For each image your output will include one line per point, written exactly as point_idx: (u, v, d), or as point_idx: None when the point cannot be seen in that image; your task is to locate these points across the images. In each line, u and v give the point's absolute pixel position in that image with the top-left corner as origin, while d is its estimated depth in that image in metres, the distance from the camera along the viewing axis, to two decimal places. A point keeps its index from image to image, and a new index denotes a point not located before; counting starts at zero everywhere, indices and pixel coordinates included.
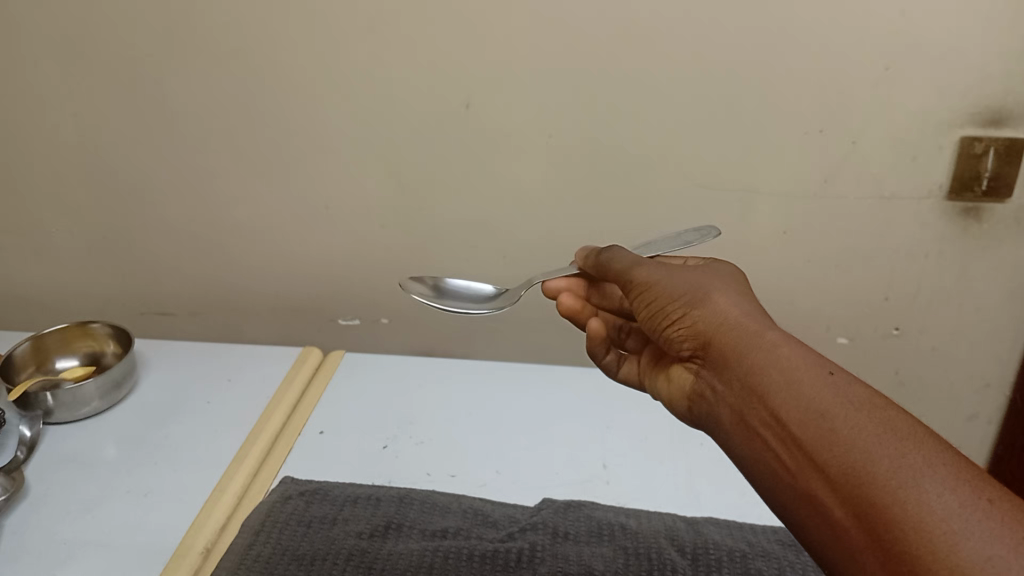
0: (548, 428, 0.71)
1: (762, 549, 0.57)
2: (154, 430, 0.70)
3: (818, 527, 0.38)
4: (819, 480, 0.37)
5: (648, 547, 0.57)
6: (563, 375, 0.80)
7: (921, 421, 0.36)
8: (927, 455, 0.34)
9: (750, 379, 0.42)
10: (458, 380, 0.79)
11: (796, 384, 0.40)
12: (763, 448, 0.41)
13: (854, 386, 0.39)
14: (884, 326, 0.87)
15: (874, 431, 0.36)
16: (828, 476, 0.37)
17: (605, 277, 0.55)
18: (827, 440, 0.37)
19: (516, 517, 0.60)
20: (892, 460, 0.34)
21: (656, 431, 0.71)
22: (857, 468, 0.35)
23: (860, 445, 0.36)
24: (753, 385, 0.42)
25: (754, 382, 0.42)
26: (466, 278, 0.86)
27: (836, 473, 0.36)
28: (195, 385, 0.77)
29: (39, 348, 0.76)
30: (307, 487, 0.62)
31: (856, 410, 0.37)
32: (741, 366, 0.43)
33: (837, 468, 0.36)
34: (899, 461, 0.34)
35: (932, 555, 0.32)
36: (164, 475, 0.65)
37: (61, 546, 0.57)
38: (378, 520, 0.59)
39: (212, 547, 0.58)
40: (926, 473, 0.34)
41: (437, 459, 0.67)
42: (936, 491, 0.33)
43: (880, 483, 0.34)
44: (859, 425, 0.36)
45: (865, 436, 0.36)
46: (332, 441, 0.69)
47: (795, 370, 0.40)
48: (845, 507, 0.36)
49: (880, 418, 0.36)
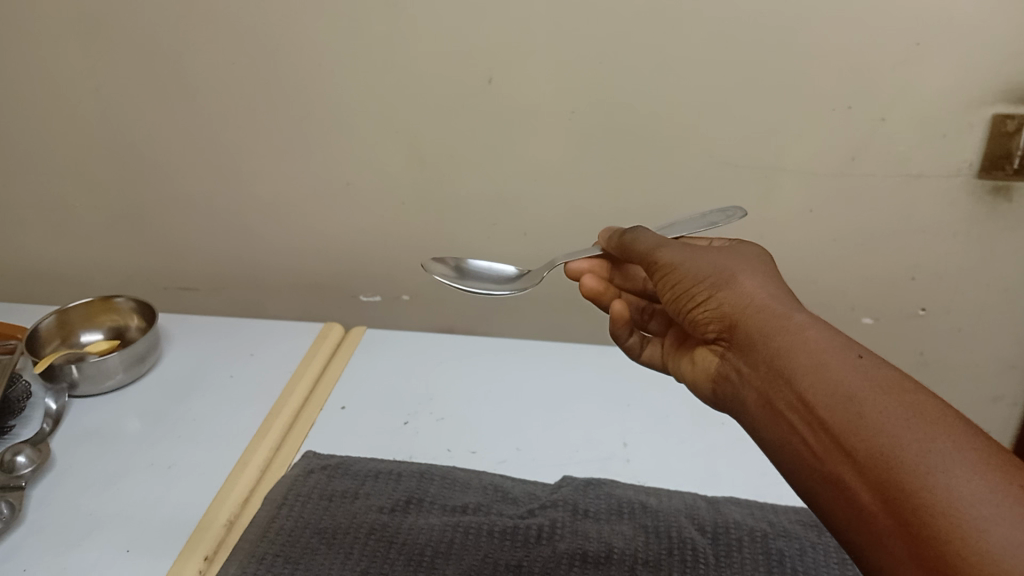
0: (568, 406, 0.71)
1: (783, 529, 0.57)
2: (177, 404, 0.71)
3: (845, 511, 0.37)
4: (846, 465, 0.37)
5: (668, 526, 0.57)
6: (582, 353, 0.80)
7: (951, 405, 0.35)
8: (957, 439, 0.34)
9: (777, 363, 0.41)
10: (478, 357, 0.79)
11: (824, 368, 0.39)
12: (789, 432, 0.41)
13: (882, 369, 0.38)
14: (908, 306, 0.85)
15: (903, 416, 0.35)
16: (855, 460, 0.36)
17: (628, 258, 0.55)
18: (854, 424, 0.36)
19: (536, 494, 0.60)
20: (921, 444, 0.34)
21: (676, 410, 0.71)
22: (885, 452, 0.35)
23: (889, 430, 0.35)
24: (779, 368, 0.41)
25: (780, 365, 0.41)
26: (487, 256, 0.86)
27: (864, 458, 0.35)
28: (217, 359, 0.78)
29: (64, 322, 0.76)
30: (329, 462, 0.63)
31: (885, 394, 0.36)
32: (768, 349, 0.42)
33: (865, 453, 0.35)
34: (928, 446, 0.34)
35: (962, 541, 0.31)
36: (187, 449, 0.65)
37: (86, 518, 0.58)
38: (400, 495, 0.59)
39: (234, 520, 0.58)
40: (957, 458, 0.33)
41: (456, 436, 0.67)
42: (966, 477, 0.32)
43: (908, 468, 0.34)
44: (888, 410, 0.36)
45: (893, 421, 0.35)
46: (353, 417, 0.69)
47: (822, 354, 0.40)
48: (873, 492, 0.35)
49: (909, 402, 0.36)
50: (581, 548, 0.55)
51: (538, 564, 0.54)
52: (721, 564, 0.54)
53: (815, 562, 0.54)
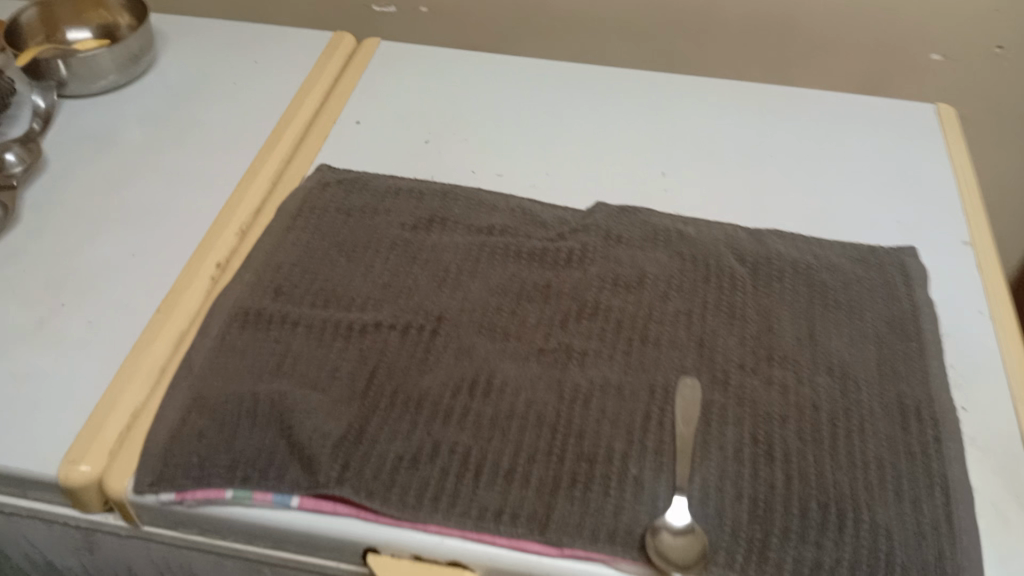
0: (605, 132, 0.66)
1: (828, 262, 0.54)
2: (178, 107, 0.65)
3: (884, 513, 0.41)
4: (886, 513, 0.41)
5: (707, 255, 0.54)
6: (623, 74, 0.72)
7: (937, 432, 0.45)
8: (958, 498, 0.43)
9: (835, 440, 0.45)
10: (508, 74, 0.71)
11: (867, 442, 0.45)
12: (825, 456, 0.44)
13: (896, 427, 0.45)
14: (985, 41, 0.78)
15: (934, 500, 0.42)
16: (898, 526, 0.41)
17: (660, 312, 0.51)
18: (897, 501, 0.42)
19: (566, 219, 0.57)
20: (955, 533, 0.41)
21: (722, 142, 0.65)
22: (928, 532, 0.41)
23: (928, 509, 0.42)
24: (837, 444, 0.44)
25: (838, 437, 0.45)
26: (500, 57, 0.73)
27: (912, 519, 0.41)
28: (218, 59, 0.70)
29: (48, 15, 0.68)
30: (346, 176, 0.58)
31: (904, 459, 0.44)
32: (822, 428, 0.45)
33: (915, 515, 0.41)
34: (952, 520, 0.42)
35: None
36: (191, 154, 0.60)
37: (87, 222, 0.55)
38: (422, 213, 0.56)
39: (246, 231, 0.55)
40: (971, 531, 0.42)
41: (483, 155, 0.62)
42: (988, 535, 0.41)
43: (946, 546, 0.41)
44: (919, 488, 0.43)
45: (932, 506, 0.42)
46: (369, 132, 0.63)
47: (876, 444, 0.45)
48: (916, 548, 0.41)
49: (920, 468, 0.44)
50: (612, 273, 0.53)
51: (568, 286, 0.52)
52: (759, 294, 0.52)
53: (860, 295, 0.53)
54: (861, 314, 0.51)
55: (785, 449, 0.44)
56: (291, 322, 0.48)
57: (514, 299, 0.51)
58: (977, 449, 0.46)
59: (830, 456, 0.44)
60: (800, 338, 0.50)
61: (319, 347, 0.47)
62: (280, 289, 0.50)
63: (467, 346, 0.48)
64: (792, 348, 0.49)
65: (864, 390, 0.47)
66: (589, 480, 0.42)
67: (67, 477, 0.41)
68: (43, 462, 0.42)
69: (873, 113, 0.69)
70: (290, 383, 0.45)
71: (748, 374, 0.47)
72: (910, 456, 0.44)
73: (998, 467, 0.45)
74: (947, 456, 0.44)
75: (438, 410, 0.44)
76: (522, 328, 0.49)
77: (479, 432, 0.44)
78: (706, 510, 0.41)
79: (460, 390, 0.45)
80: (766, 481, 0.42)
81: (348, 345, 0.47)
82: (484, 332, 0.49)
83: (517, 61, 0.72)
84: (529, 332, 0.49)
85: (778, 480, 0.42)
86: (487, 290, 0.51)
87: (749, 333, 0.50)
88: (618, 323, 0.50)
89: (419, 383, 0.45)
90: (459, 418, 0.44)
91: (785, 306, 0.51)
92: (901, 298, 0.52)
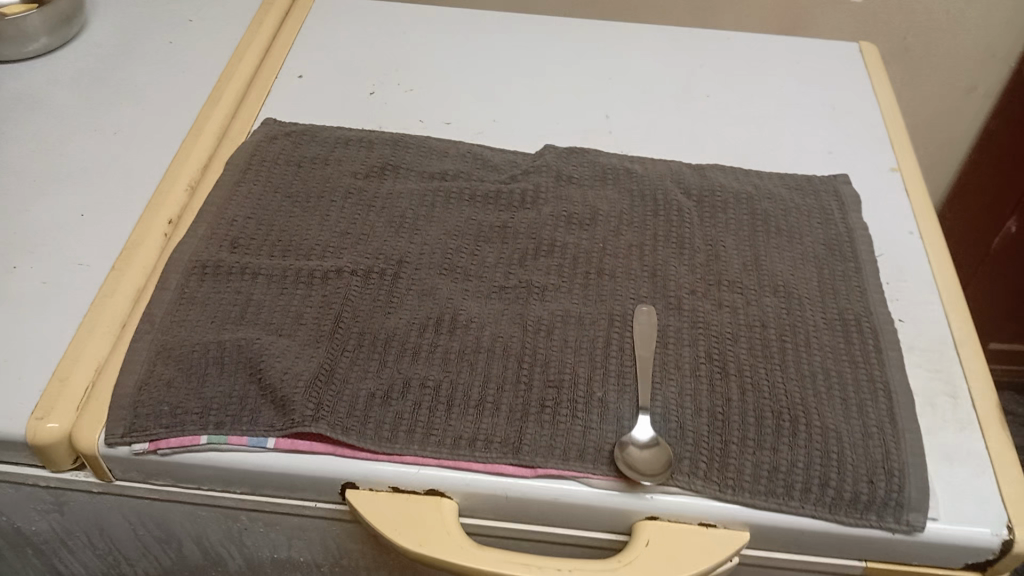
0: (549, 79, 0.67)
1: (767, 192, 0.57)
2: (114, 68, 0.63)
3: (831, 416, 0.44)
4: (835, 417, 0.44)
5: (654, 190, 0.56)
6: (563, 24, 0.73)
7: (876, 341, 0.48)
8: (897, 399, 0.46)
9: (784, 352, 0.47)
10: (448, 26, 0.71)
11: (813, 352, 0.47)
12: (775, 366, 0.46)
13: (840, 337, 0.48)
14: None
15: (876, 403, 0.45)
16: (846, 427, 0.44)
17: (613, 246, 0.52)
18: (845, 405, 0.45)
19: (516, 162, 0.58)
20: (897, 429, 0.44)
21: (661, 84, 0.67)
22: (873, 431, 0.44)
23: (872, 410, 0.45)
24: (787, 356, 0.47)
25: (787, 349, 0.47)
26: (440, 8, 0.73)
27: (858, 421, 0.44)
28: (152, 19, 0.68)
29: None
30: (293, 129, 0.58)
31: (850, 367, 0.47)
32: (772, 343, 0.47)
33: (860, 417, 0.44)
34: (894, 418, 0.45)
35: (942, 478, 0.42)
36: (132, 113, 0.59)
37: (28, 184, 0.53)
38: (374, 162, 0.56)
39: (196, 187, 0.54)
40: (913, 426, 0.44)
41: (429, 105, 0.63)
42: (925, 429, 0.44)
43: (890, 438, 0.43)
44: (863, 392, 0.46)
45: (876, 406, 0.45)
46: (313, 86, 0.63)
47: (823, 355, 0.47)
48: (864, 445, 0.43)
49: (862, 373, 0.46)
50: (565, 212, 0.54)
51: (524, 227, 0.53)
52: (705, 224, 0.54)
53: (799, 222, 0.55)
54: (801, 239, 0.54)
55: (739, 365, 0.46)
56: (251, 272, 0.48)
57: (472, 240, 0.52)
58: (914, 355, 0.49)
59: (780, 368, 0.46)
60: (746, 264, 0.52)
61: (281, 294, 0.47)
62: (236, 243, 0.49)
63: (429, 287, 0.48)
64: (738, 273, 0.51)
65: (808, 308, 0.50)
66: (557, 404, 0.43)
67: (35, 433, 0.41)
68: (8, 421, 0.41)
69: (802, 52, 0.72)
70: (255, 329, 0.45)
71: (699, 298, 0.50)
72: (854, 364, 0.47)
73: (932, 370, 0.48)
74: (887, 363, 0.47)
75: (406, 347, 0.45)
76: (482, 267, 0.50)
77: (448, 366, 0.44)
78: (668, 425, 0.44)
79: (426, 327, 0.46)
80: (723, 395, 0.45)
81: (311, 292, 0.47)
82: (445, 273, 0.49)
83: (457, 12, 0.73)
84: (489, 271, 0.50)
85: (734, 393, 0.45)
86: (444, 233, 0.52)
87: (698, 261, 0.52)
88: (574, 259, 0.51)
89: (385, 324, 0.46)
90: (427, 355, 0.45)
91: (730, 235, 0.54)
92: (837, 221, 0.55)
